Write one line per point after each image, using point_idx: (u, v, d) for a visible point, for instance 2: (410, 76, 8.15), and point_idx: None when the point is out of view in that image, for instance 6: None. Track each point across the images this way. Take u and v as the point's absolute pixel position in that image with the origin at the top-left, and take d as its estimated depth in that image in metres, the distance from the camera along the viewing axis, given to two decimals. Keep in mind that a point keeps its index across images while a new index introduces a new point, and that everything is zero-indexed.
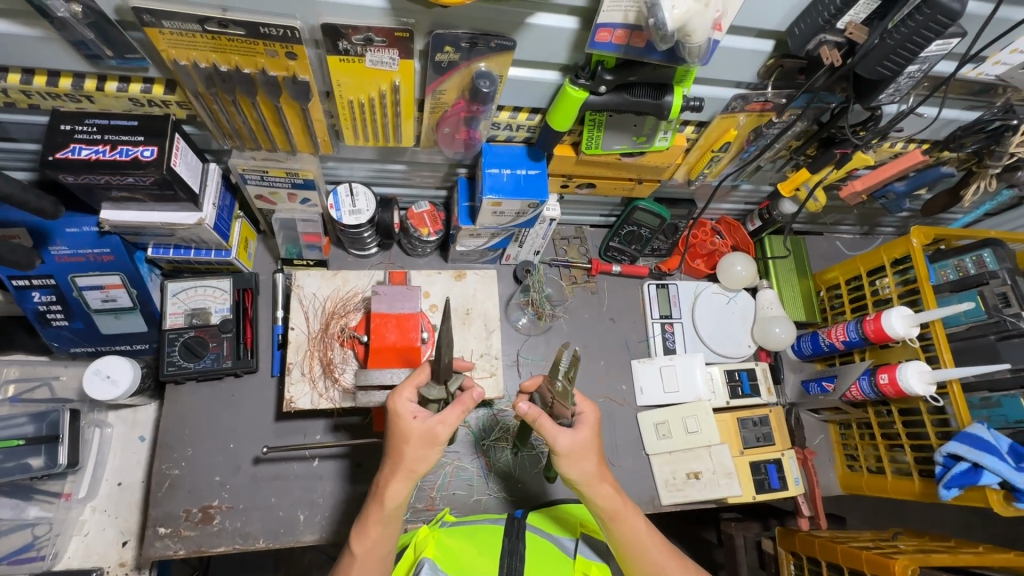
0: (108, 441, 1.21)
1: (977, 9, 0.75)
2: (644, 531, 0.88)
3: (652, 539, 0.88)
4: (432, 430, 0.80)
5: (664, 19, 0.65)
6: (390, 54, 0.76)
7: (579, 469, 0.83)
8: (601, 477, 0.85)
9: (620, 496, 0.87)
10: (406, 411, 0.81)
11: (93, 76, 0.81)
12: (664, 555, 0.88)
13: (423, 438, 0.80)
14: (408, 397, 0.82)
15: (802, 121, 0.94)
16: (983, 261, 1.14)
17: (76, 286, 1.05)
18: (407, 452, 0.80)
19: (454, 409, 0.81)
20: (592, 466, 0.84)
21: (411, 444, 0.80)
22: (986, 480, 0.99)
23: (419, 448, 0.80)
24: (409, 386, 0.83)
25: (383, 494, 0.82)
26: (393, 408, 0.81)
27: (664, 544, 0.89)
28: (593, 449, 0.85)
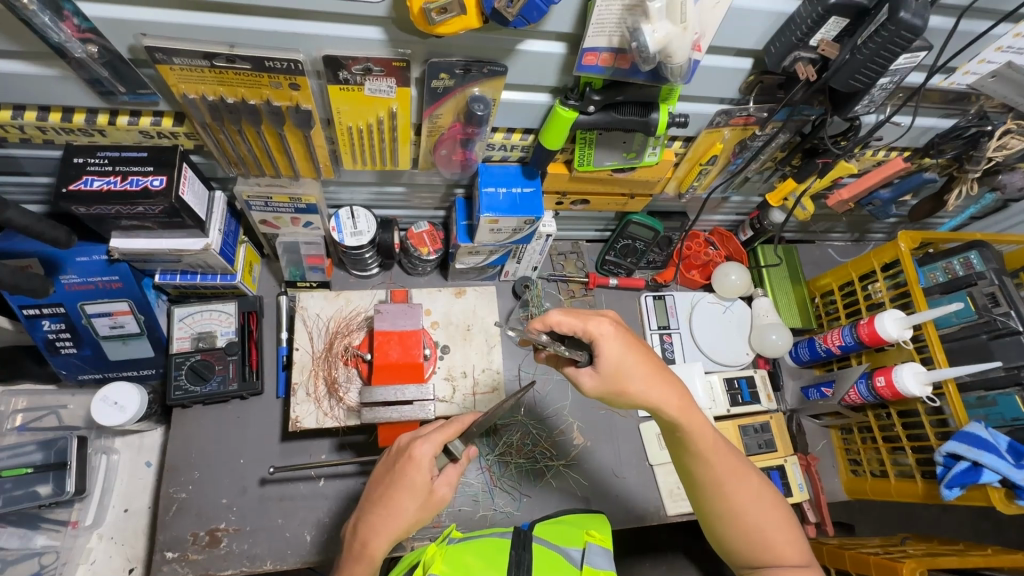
0: (115, 467, 1.21)
1: (941, 23, 0.80)
2: (711, 443, 0.86)
3: (716, 444, 0.86)
4: (435, 493, 0.83)
5: (646, 42, 0.69)
6: (388, 83, 0.79)
7: (626, 385, 0.80)
8: (661, 384, 0.82)
9: (686, 402, 0.84)
10: (424, 465, 0.81)
11: (105, 111, 0.85)
12: (729, 468, 0.87)
13: (427, 499, 0.82)
14: (432, 446, 0.82)
15: (784, 133, 0.98)
16: (971, 262, 1.16)
17: (85, 313, 1.08)
18: (407, 507, 0.81)
19: (455, 468, 0.86)
20: (643, 377, 0.81)
21: (413, 500, 0.81)
22: (986, 478, 1.00)
23: (417, 508, 0.81)
24: (439, 438, 0.83)
25: (367, 546, 0.81)
26: (416, 451, 0.82)
27: (729, 453, 0.88)
28: (641, 358, 0.82)
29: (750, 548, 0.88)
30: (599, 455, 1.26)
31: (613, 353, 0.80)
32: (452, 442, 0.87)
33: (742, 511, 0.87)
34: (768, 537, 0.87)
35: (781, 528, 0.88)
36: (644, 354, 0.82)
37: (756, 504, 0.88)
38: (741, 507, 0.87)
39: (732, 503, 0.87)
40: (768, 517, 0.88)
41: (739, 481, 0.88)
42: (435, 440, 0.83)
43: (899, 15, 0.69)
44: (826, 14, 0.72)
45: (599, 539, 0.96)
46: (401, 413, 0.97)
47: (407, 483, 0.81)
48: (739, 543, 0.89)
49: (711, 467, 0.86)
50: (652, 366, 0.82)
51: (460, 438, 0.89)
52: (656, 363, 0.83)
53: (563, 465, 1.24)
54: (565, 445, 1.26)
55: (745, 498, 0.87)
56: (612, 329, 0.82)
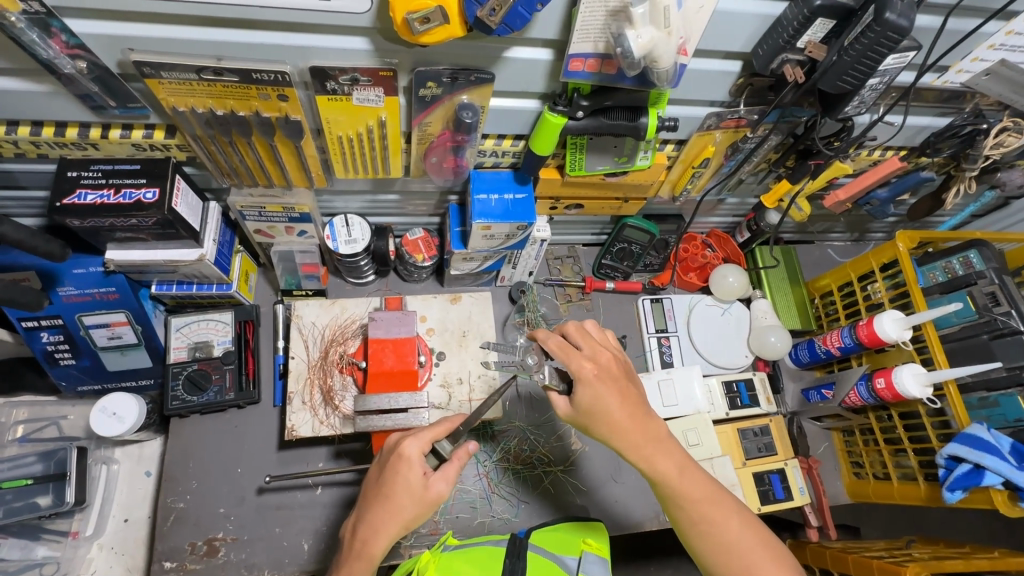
0: (114, 477, 1.22)
1: (929, 22, 0.79)
2: (681, 482, 0.84)
3: (688, 478, 0.84)
4: (430, 489, 0.81)
5: (630, 48, 0.69)
6: (376, 92, 0.80)
7: (597, 425, 0.84)
8: (627, 422, 0.84)
9: (652, 441, 0.84)
10: (415, 462, 0.81)
11: (97, 125, 0.86)
12: (701, 509, 0.83)
13: (423, 498, 0.81)
14: (421, 444, 0.83)
15: (776, 135, 0.97)
16: (970, 261, 1.15)
17: (83, 325, 1.09)
18: (405, 506, 0.80)
19: (452, 464, 0.83)
20: (612, 421, 0.83)
21: (409, 501, 0.80)
22: (989, 481, 0.99)
23: (415, 507, 0.81)
24: (428, 435, 0.83)
25: (367, 545, 0.81)
26: (405, 448, 0.82)
27: (707, 488, 0.85)
28: (613, 401, 0.83)
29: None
30: (599, 460, 1.26)
31: (581, 397, 0.84)
32: (440, 443, 0.85)
33: (730, 553, 0.81)
34: None
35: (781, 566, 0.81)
36: (620, 395, 0.84)
37: (745, 544, 0.81)
38: (730, 549, 0.82)
39: (717, 543, 0.82)
40: (758, 557, 0.81)
41: (720, 518, 0.83)
42: (421, 437, 0.83)
43: (885, 16, 0.68)
44: (811, 16, 0.72)
45: (596, 547, 0.98)
46: (395, 421, 0.96)
47: (398, 488, 0.81)
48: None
49: (684, 507, 0.84)
50: (624, 404, 0.84)
51: (449, 439, 0.87)
52: (632, 399, 0.85)
53: (561, 471, 1.23)
54: (562, 451, 1.25)
55: (731, 536, 0.82)
56: (592, 371, 0.84)
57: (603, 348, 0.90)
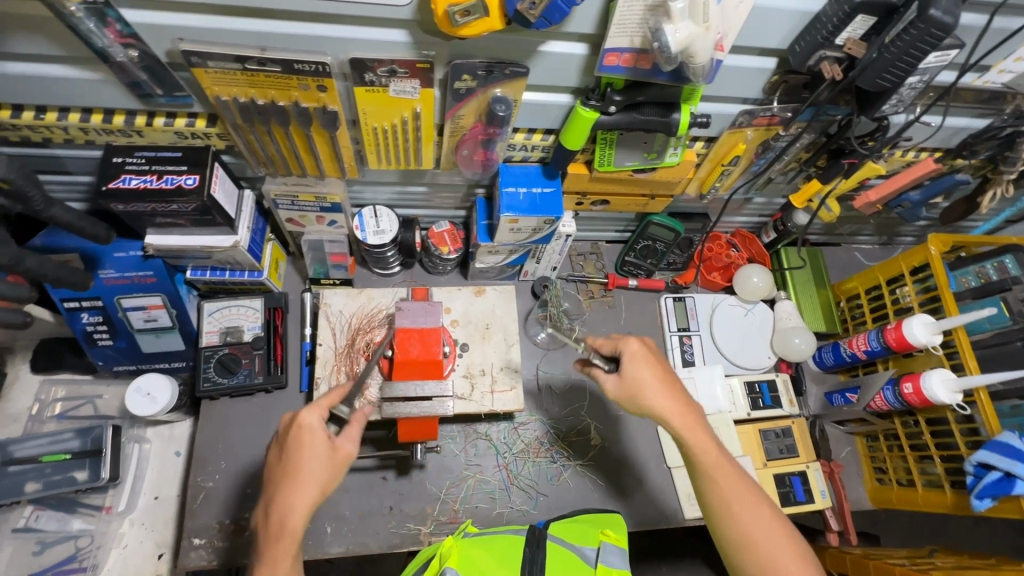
0: (146, 456, 1.26)
1: (973, 20, 0.78)
2: (716, 460, 0.85)
3: (718, 467, 0.84)
4: (338, 450, 0.85)
5: (667, 42, 0.68)
6: (412, 84, 0.81)
7: (640, 400, 0.87)
8: (661, 396, 0.86)
9: (691, 413, 0.87)
10: (320, 429, 0.84)
11: (143, 113, 0.89)
12: (734, 488, 0.84)
13: (333, 460, 0.84)
14: (319, 413, 0.85)
15: (808, 134, 0.96)
16: (1005, 267, 1.13)
17: (121, 307, 1.12)
18: (314, 468, 0.82)
19: (354, 425, 0.88)
20: (656, 391, 0.87)
21: (319, 462, 0.83)
22: (1020, 490, 0.97)
23: (326, 470, 0.83)
24: (321, 405, 0.87)
25: (287, 522, 0.79)
26: (303, 419, 0.84)
27: (741, 476, 0.85)
28: (651, 374, 0.88)
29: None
30: (618, 457, 1.26)
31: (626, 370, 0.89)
32: (337, 408, 0.89)
33: (757, 549, 0.81)
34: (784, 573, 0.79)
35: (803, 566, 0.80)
36: (659, 369, 0.89)
37: (771, 542, 0.81)
38: (757, 544, 0.81)
39: (746, 535, 0.82)
40: (784, 550, 0.81)
41: (750, 507, 0.83)
42: (319, 406, 0.86)
43: (929, 13, 0.68)
44: (852, 12, 0.71)
45: (614, 538, 0.96)
46: (420, 409, 0.99)
47: (303, 458, 0.82)
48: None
49: (717, 486, 0.84)
50: (659, 381, 0.88)
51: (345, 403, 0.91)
52: (671, 381, 0.88)
53: (580, 466, 1.24)
54: (581, 446, 1.26)
55: (758, 524, 0.82)
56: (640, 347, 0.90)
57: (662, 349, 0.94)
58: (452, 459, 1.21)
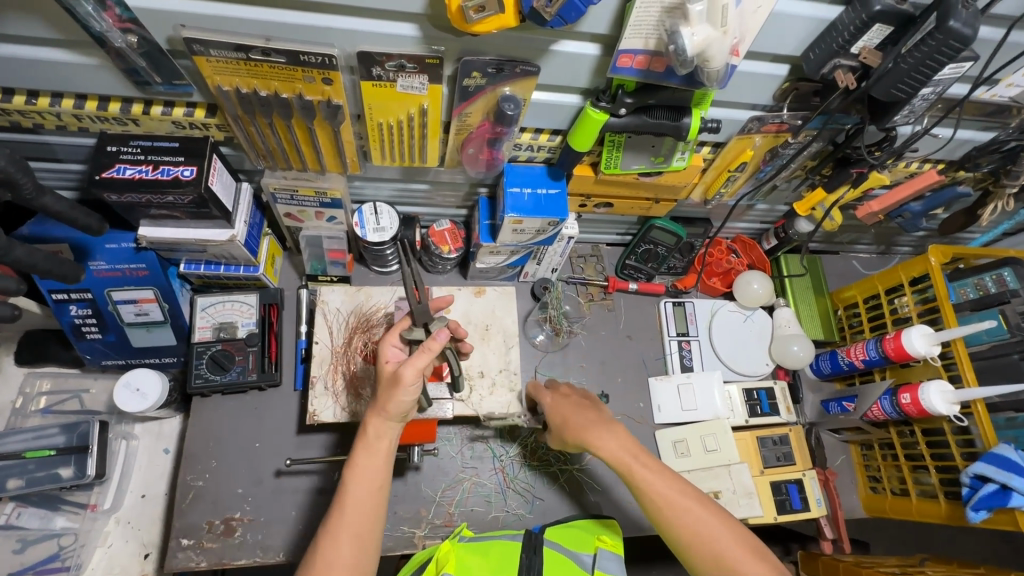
0: (133, 452, 1.23)
1: (989, 34, 0.77)
2: (621, 447, 0.95)
3: (637, 460, 0.93)
4: (399, 375, 0.83)
5: (683, 45, 0.67)
6: (420, 80, 0.79)
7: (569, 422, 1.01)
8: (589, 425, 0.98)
9: (603, 422, 0.99)
10: (388, 356, 0.90)
11: (139, 101, 0.86)
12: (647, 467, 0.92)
13: (390, 380, 0.85)
14: (393, 343, 0.92)
15: (817, 142, 0.96)
16: (1004, 280, 1.13)
17: (112, 299, 1.09)
18: (380, 391, 0.86)
19: (422, 354, 0.84)
20: (581, 417, 1.00)
21: (383, 384, 0.86)
22: (1015, 502, 0.97)
23: (388, 390, 0.85)
24: (394, 333, 0.93)
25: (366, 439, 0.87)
26: (379, 351, 0.91)
27: (670, 474, 0.92)
28: (573, 409, 1.02)
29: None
30: None
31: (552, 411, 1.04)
32: (413, 331, 0.92)
33: (702, 540, 0.85)
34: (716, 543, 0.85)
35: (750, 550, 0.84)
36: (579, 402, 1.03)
37: (705, 522, 0.86)
38: (703, 536, 0.85)
39: (686, 531, 0.86)
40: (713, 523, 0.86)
41: (671, 489, 0.89)
42: (397, 333, 0.93)
43: (948, 25, 0.67)
44: (869, 21, 0.70)
45: (611, 545, 0.96)
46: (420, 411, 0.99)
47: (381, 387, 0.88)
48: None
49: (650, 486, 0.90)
50: (582, 410, 1.02)
51: (422, 329, 0.93)
52: (590, 410, 1.01)
53: (577, 470, 1.22)
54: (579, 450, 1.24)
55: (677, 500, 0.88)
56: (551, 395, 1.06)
57: (584, 391, 1.09)
58: (448, 461, 1.20)
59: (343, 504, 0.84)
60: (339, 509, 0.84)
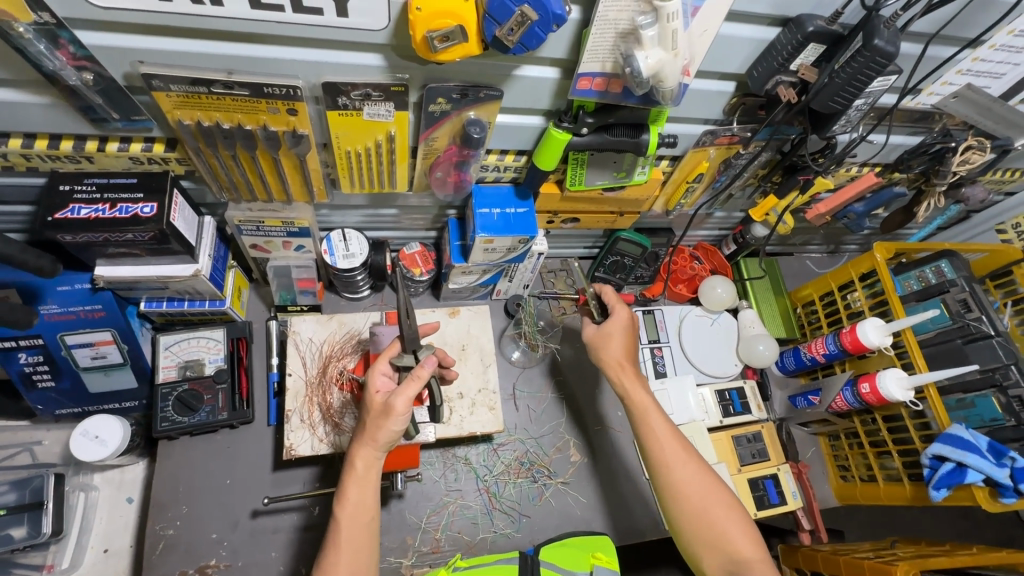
0: (94, 504, 1.17)
1: (909, 49, 0.85)
2: (644, 402, 1.02)
3: (653, 416, 1.01)
4: (389, 404, 0.83)
5: (639, 68, 0.71)
6: (386, 107, 0.80)
7: (603, 351, 1.11)
8: (624, 368, 1.08)
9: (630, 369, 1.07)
10: (376, 384, 0.88)
11: (94, 138, 0.83)
12: (662, 430, 0.99)
13: (380, 409, 0.84)
14: (382, 372, 0.90)
15: (766, 152, 1.02)
16: (942, 271, 1.23)
17: (65, 344, 1.04)
18: (368, 421, 0.85)
19: (411, 382, 0.84)
20: (616, 350, 1.09)
21: (372, 413, 0.85)
22: (971, 478, 1.04)
23: (378, 419, 0.84)
24: (382, 361, 0.91)
25: (353, 466, 0.85)
26: (368, 378, 0.89)
27: (674, 434, 0.99)
28: (618, 338, 1.10)
29: (701, 533, 0.91)
30: (596, 470, 1.26)
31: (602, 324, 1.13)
32: (402, 357, 0.90)
33: (686, 496, 0.93)
34: (715, 517, 0.92)
35: (730, 514, 0.92)
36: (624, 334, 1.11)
37: (704, 497, 0.93)
38: (702, 510, 0.92)
39: (671, 485, 0.95)
40: (714, 500, 0.93)
41: (679, 455, 0.96)
42: (387, 359, 0.91)
43: (874, 43, 0.73)
44: (805, 41, 0.75)
45: (607, 560, 0.97)
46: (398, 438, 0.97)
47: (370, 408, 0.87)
48: (689, 529, 0.93)
49: (653, 440, 0.98)
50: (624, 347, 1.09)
51: (413, 354, 0.92)
52: (632, 366, 1.08)
53: (560, 483, 1.23)
54: (561, 463, 1.26)
55: (683, 472, 0.95)
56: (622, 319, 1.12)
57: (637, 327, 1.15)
58: (431, 486, 1.18)
59: (337, 542, 0.82)
60: (334, 547, 0.82)
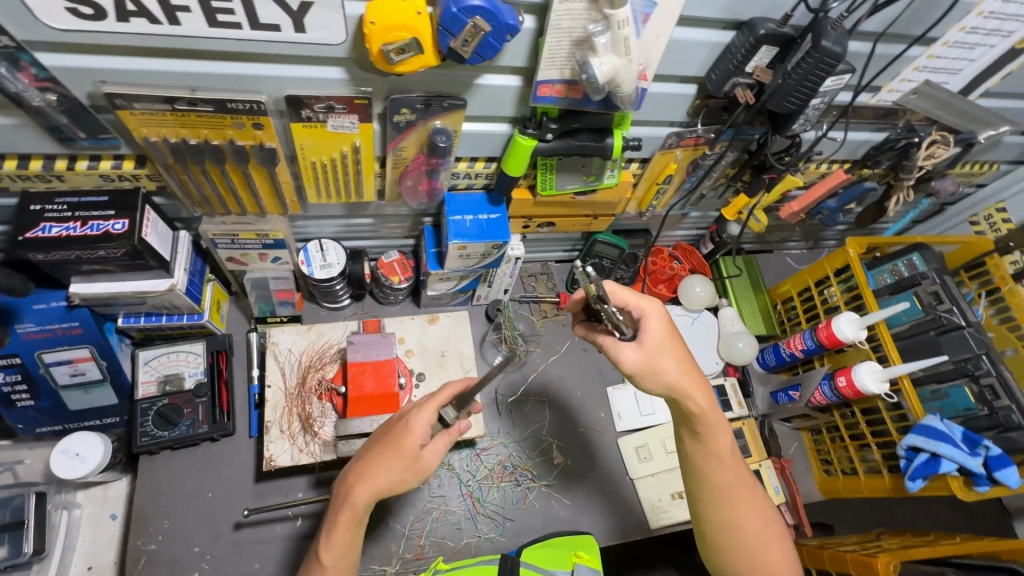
0: (77, 522, 1.17)
1: (859, 48, 0.87)
2: (725, 443, 0.88)
3: (730, 459, 0.89)
4: (422, 459, 0.80)
5: (595, 74, 0.73)
6: (351, 119, 0.81)
7: (662, 368, 0.81)
8: (697, 393, 0.83)
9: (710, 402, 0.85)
10: (417, 431, 0.80)
11: (63, 157, 0.84)
12: (736, 473, 0.90)
13: (413, 463, 0.80)
14: (427, 415, 0.82)
15: (732, 152, 1.04)
16: (914, 264, 1.23)
17: (43, 362, 1.04)
18: (394, 464, 0.79)
19: (445, 437, 0.83)
20: (676, 372, 0.82)
21: (400, 459, 0.79)
22: (945, 468, 1.05)
23: (402, 470, 0.79)
24: (432, 404, 0.83)
25: (351, 494, 0.80)
26: (411, 420, 0.81)
27: (744, 473, 0.91)
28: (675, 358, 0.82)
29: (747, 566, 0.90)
30: (580, 472, 1.27)
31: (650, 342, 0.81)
32: (445, 409, 0.85)
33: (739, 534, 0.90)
34: (767, 555, 0.90)
35: (780, 548, 0.91)
36: (681, 345, 0.84)
37: (760, 537, 0.90)
38: (755, 550, 0.90)
39: (731, 522, 0.90)
40: (768, 539, 0.91)
41: (744, 494, 0.91)
42: (432, 403, 0.83)
43: (822, 44, 0.75)
44: (757, 44, 0.77)
45: (588, 559, 0.98)
46: None
47: (396, 450, 0.80)
48: (737, 561, 0.91)
49: (723, 477, 0.89)
50: (688, 362, 0.83)
51: (453, 405, 0.86)
52: (703, 385, 0.84)
53: (544, 486, 1.24)
54: (546, 466, 1.26)
55: (744, 512, 0.90)
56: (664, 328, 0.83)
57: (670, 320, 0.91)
58: (414, 492, 1.18)
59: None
60: None
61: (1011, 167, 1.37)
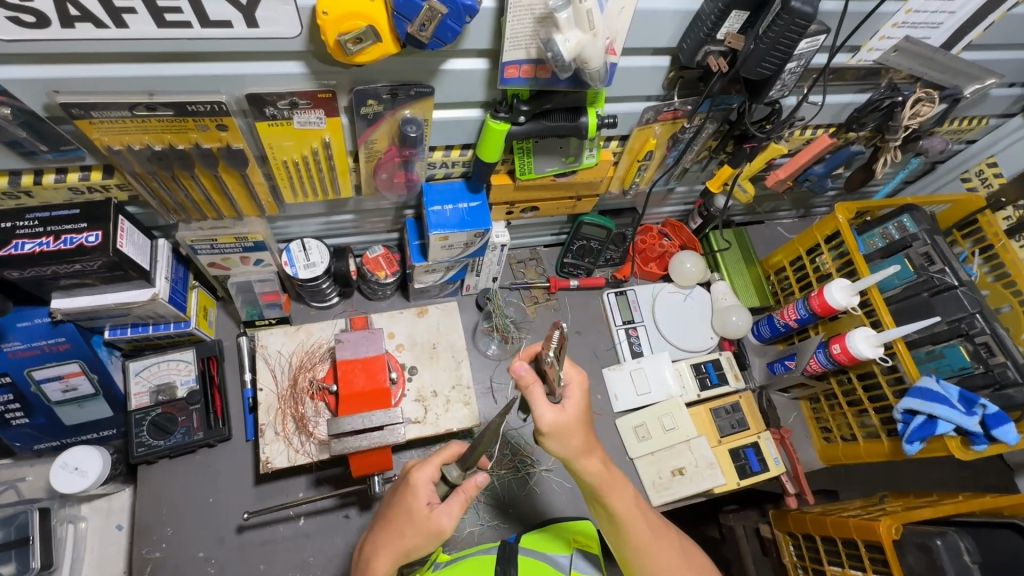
0: (84, 535, 1.18)
1: (830, 7, 0.85)
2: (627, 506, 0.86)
3: (639, 523, 0.87)
4: (433, 518, 0.78)
5: (560, 52, 0.71)
6: (317, 114, 0.80)
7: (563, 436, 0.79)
8: (591, 455, 0.83)
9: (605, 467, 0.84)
10: (421, 489, 0.80)
11: (30, 172, 0.84)
12: (650, 533, 0.87)
13: (424, 529, 0.78)
14: (432, 470, 0.82)
15: (710, 123, 1.02)
16: (904, 226, 1.23)
17: (34, 379, 1.04)
18: (406, 530, 0.79)
19: (456, 497, 0.79)
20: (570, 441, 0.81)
21: (411, 523, 0.79)
22: (942, 429, 1.04)
23: (418, 536, 0.78)
24: (434, 461, 0.84)
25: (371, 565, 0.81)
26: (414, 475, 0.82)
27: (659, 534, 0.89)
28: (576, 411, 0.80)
29: None
30: None
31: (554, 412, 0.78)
32: (448, 467, 0.82)
33: None
34: None
35: None
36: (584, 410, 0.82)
37: None
38: None
39: None
40: None
41: (664, 552, 0.88)
42: (439, 460, 0.84)
43: (790, 5, 0.74)
44: (726, 9, 0.75)
45: (584, 543, 1.00)
46: (370, 440, 0.96)
47: (404, 514, 0.80)
48: None
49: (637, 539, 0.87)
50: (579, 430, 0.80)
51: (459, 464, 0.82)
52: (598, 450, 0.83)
53: (545, 471, 1.24)
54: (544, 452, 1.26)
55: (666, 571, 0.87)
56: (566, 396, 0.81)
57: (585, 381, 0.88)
58: None
59: None
60: None
61: (1000, 120, 1.35)
